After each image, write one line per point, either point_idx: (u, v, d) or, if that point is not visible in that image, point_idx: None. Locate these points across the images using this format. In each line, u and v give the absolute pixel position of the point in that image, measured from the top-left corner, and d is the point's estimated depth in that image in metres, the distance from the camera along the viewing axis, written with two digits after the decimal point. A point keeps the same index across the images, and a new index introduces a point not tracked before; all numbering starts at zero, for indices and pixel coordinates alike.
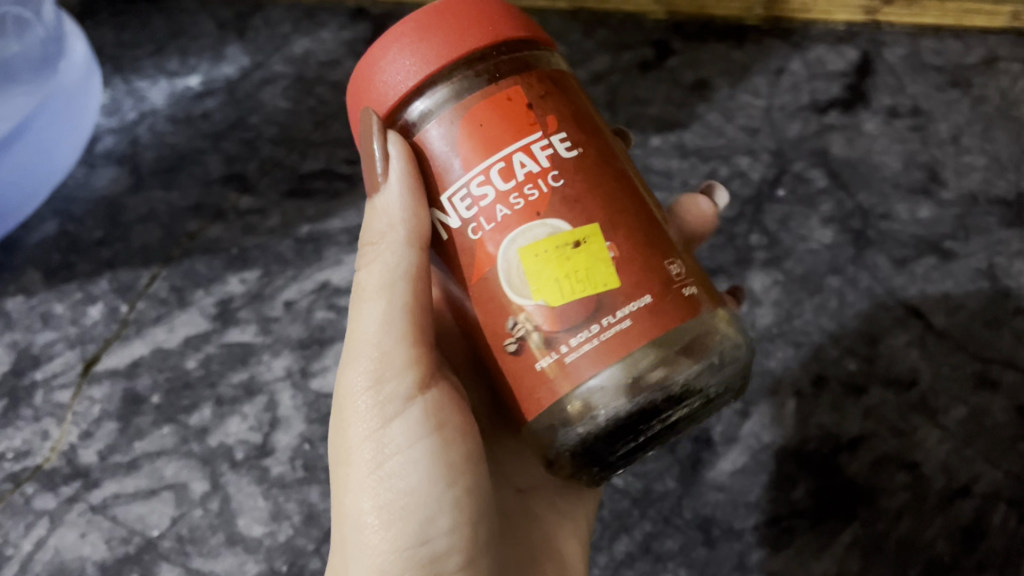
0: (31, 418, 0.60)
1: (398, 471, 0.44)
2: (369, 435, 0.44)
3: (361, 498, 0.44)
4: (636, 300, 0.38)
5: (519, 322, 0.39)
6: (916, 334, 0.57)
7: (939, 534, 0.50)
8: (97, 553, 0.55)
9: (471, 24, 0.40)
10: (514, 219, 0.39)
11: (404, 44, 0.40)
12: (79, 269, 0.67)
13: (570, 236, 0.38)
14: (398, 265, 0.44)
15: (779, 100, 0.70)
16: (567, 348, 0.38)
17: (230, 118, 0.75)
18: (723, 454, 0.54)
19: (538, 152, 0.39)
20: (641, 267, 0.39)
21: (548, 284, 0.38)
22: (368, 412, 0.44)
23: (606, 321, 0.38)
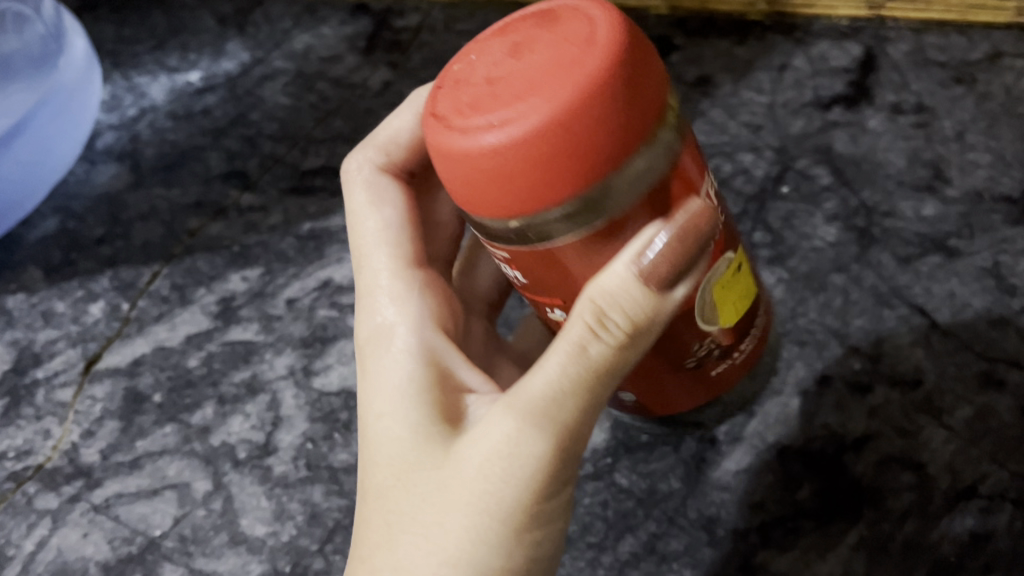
0: (32, 416, 0.60)
1: (532, 547, 0.39)
2: (529, 507, 0.38)
3: (485, 562, 0.38)
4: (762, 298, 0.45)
5: (704, 344, 0.42)
6: (920, 333, 0.57)
7: (945, 535, 0.49)
8: (99, 553, 0.54)
9: (632, 110, 0.31)
10: (715, 261, 0.38)
11: (585, 133, 0.30)
12: (79, 266, 0.67)
13: (737, 259, 0.40)
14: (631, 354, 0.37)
15: (783, 96, 0.70)
16: (736, 351, 0.44)
17: (231, 114, 0.74)
18: (729, 454, 0.55)
19: (709, 188, 0.38)
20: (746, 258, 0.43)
21: (731, 306, 0.40)
22: (542, 482, 0.38)
23: (754, 319, 0.44)
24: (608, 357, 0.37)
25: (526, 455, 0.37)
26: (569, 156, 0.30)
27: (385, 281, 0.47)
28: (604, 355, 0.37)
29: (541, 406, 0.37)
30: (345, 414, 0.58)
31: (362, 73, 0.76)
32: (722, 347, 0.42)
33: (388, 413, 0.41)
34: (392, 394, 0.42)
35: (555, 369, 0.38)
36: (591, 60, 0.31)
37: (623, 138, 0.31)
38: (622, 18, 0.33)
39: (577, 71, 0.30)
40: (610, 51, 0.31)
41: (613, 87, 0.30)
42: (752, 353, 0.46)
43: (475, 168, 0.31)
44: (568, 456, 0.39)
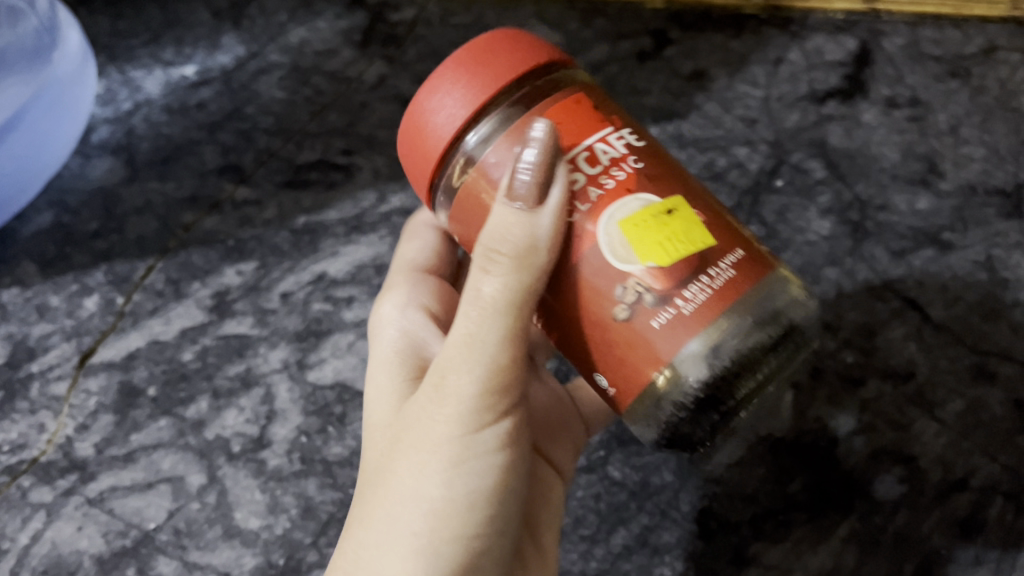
0: (27, 410, 0.60)
1: (475, 479, 0.41)
2: (462, 436, 0.41)
3: (427, 493, 0.41)
4: (730, 254, 0.40)
5: (629, 288, 0.38)
6: (913, 327, 0.57)
7: (935, 527, 0.50)
8: (94, 546, 0.54)
9: (507, 60, 0.42)
10: (614, 195, 0.40)
11: (454, 84, 0.42)
12: (74, 260, 0.67)
13: (662, 206, 0.40)
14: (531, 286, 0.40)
15: (778, 90, 0.70)
16: (681, 302, 0.38)
17: (226, 109, 0.74)
18: (719, 447, 0.54)
19: (615, 141, 0.41)
20: (716, 226, 0.41)
21: (653, 244, 0.38)
22: (467, 411, 0.41)
23: (711, 273, 0.39)
24: (508, 284, 0.41)
25: (448, 388, 0.42)
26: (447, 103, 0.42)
27: (395, 280, 0.57)
28: (504, 284, 0.41)
29: (458, 345, 0.42)
30: (339, 408, 0.58)
31: (358, 67, 0.76)
32: (660, 295, 0.38)
33: (372, 395, 0.50)
34: (376, 371, 0.51)
35: (468, 315, 0.42)
36: (479, 43, 0.43)
37: (488, 83, 0.41)
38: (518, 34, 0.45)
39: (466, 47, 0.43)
40: (493, 40, 0.43)
41: (481, 53, 0.42)
42: (712, 307, 0.38)
43: (419, 132, 0.43)
44: (494, 386, 0.41)
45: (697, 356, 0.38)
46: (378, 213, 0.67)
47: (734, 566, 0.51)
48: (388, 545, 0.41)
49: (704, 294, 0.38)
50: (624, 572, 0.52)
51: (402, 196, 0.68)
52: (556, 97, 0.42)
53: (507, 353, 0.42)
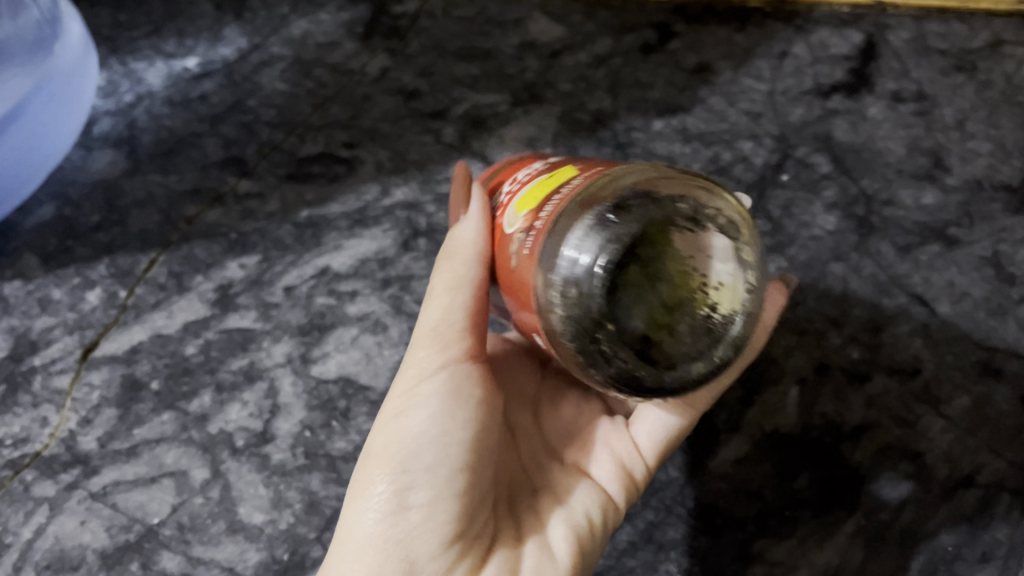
0: (29, 404, 0.60)
1: (410, 422, 0.43)
2: (403, 392, 0.45)
3: (373, 444, 0.44)
4: (589, 172, 0.39)
5: (518, 241, 0.40)
6: (920, 322, 0.57)
7: (941, 524, 0.50)
8: (97, 541, 0.54)
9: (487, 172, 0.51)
10: (516, 189, 0.43)
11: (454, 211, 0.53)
12: (76, 254, 0.66)
13: (546, 175, 0.42)
14: (461, 268, 0.45)
15: (783, 84, 0.70)
16: (541, 221, 0.38)
17: (228, 101, 0.74)
18: (725, 442, 0.54)
19: (534, 166, 0.45)
20: (600, 167, 0.40)
21: (529, 200, 0.41)
22: (411, 372, 0.45)
23: (562, 191, 0.38)
24: (444, 275, 0.46)
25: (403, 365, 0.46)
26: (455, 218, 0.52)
27: None
28: (443, 276, 0.46)
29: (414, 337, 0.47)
30: (343, 403, 0.58)
31: (361, 59, 0.75)
32: (528, 229, 0.39)
33: None
34: None
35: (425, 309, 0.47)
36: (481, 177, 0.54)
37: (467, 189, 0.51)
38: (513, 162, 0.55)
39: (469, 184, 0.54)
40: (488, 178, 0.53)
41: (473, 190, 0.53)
42: (552, 211, 0.37)
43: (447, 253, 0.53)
44: (430, 346, 0.45)
45: (552, 253, 0.36)
46: (381, 206, 0.67)
47: (739, 562, 0.51)
48: (348, 497, 0.44)
49: (561, 202, 0.38)
50: (630, 568, 0.51)
51: (405, 190, 0.68)
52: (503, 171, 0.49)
53: (443, 320, 0.45)
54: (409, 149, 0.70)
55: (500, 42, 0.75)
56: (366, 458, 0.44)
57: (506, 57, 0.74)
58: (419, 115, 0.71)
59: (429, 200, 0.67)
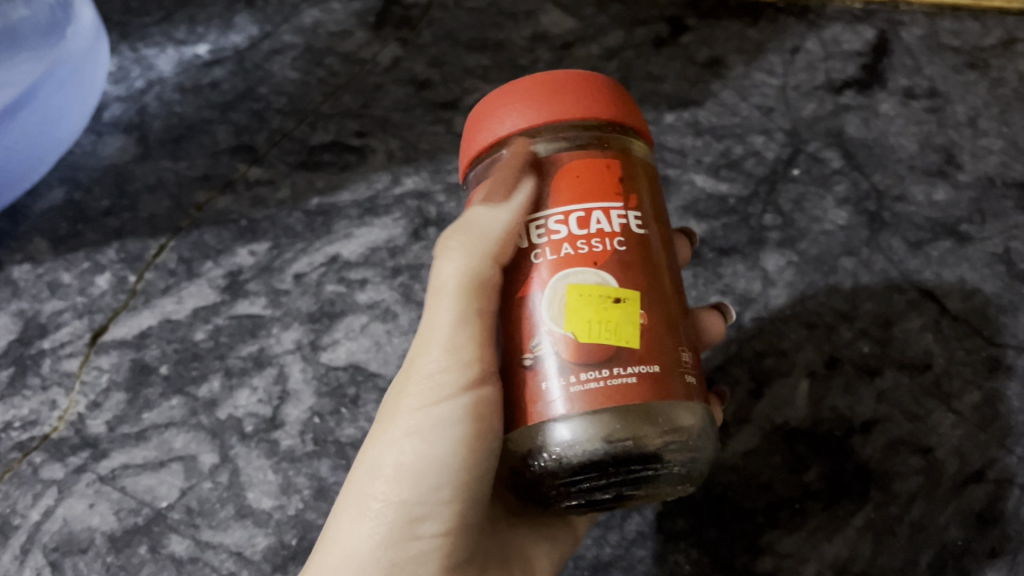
0: (38, 386, 0.60)
1: (427, 447, 0.42)
2: (418, 407, 0.42)
3: (382, 458, 0.42)
4: (645, 365, 0.37)
5: (544, 342, 0.38)
6: (931, 318, 0.57)
7: (952, 518, 0.50)
8: (106, 524, 0.54)
9: (576, 102, 0.42)
10: (575, 260, 0.39)
11: (513, 101, 0.42)
12: (86, 238, 0.66)
13: (612, 291, 0.38)
14: (472, 279, 0.42)
15: (795, 79, 0.70)
16: (572, 378, 0.37)
17: (239, 88, 0.74)
18: (735, 434, 0.54)
19: (615, 215, 0.40)
20: (659, 338, 0.38)
21: (581, 317, 0.38)
22: (429, 386, 0.43)
23: (614, 370, 0.37)
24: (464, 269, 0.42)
25: (415, 369, 0.43)
26: (511, 102, 0.42)
27: None
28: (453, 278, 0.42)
29: (426, 332, 0.44)
30: (352, 390, 0.58)
31: (373, 49, 0.75)
32: (564, 364, 0.37)
33: None
34: None
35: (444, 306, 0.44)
36: (562, 75, 0.43)
37: (546, 110, 0.41)
38: (603, 79, 0.44)
39: (552, 75, 0.43)
40: (570, 80, 0.43)
41: (544, 87, 0.42)
42: (595, 399, 0.37)
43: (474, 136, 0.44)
44: (449, 364, 0.42)
45: (558, 425, 0.37)
46: (392, 195, 0.67)
47: (748, 554, 0.51)
48: (347, 508, 0.43)
49: (605, 388, 0.37)
50: (640, 558, 0.52)
51: (416, 179, 0.67)
52: (582, 146, 0.41)
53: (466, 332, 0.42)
54: (420, 138, 0.69)
55: (512, 33, 0.75)
56: (373, 472, 0.42)
57: (517, 48, 0.74)
58: (430, 105, 0.71)
59: (439, 189, 0.67)
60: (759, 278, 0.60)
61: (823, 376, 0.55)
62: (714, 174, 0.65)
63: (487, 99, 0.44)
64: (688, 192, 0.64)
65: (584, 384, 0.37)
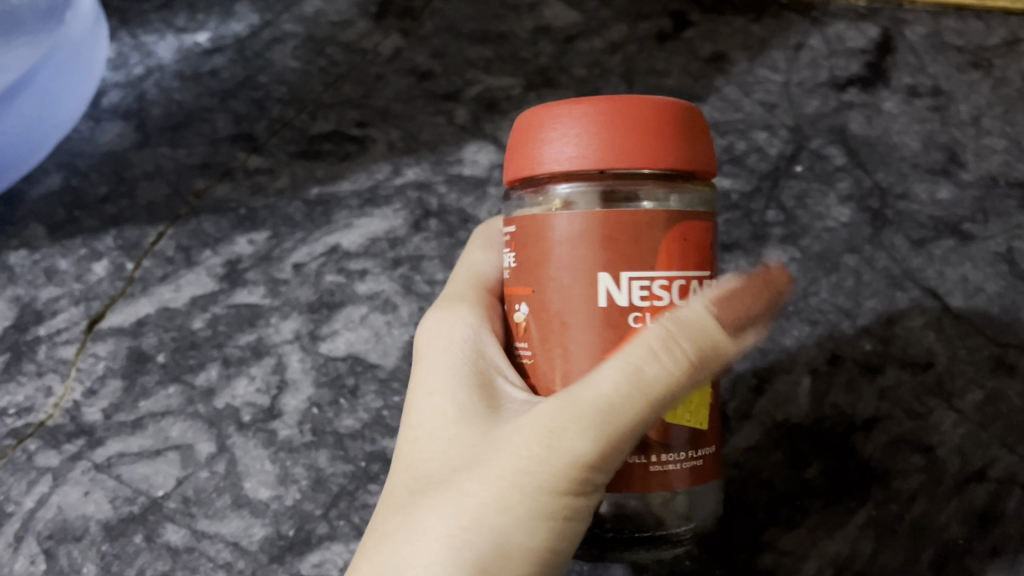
0: (34, 373, 0.60)
1: (551, 537, 0.38)
2: (557, 495, 0.37)
3: (499, 533, 0.37)
4: (706, 447, 0.42)
5: None
6: (933, 315, 0.56)
7: (952, 516, 0.52)
8: (100, 512, 0.57)
9: (671, 145, 0.40)
10: None
11: (601, 129, 0.40)
12: (83, 225, 0.66)
13: None
14: (668, 384, 0.37)
15: (798, 76, 0.67)
16: (653, 456, 0.40)
17: (238, 76, 0.71)
18: (736, 430, 0.55)
19: (702, 286, 0.42)
20: (712, 413, 0.43)
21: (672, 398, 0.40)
22: (574, 474, 0.37)
23: (688, 452, 0.41)
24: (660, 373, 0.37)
25: (563, 448, 0.37)
26: (606, 131, 0.40)
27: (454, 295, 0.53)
28: (645, 367, 0.37)
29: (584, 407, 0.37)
30: (351, 380, 0.60)
31: (374, 39, 0.72)
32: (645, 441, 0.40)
33: None
34: None
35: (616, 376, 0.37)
36: (654, 103, 0.41)
37: (648, 148, 0.40)
38: (684, 106, 0.42)
39: (649, 104, 0.40)
40: (662, 109, 0.41)
41: (651, 124, 0.40)
42: (669, 478, 0.41)
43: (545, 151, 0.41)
44: (608, 460, 0.38)
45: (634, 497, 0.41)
46: (393, 185, 0.66)
47: (748, 550, 0.53)
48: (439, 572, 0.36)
49: (668, 470, 0.41)
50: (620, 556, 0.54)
51: (417, 170, 0.67)
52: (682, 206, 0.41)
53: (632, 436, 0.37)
54: (422, 129, 0.68)
55: (514, 24, 0.71)
56: (495, 540, 0.37)
57: (519, 40, 0.71)
58: (432, 96, 0.69)
59: (441, 180, 0.66)
60: None
61: (822, 370, 0.55)
62: (717, 169, 0.64)
63: (564, 110, 0.41)
64: None
65: (668, 463, 0.41)
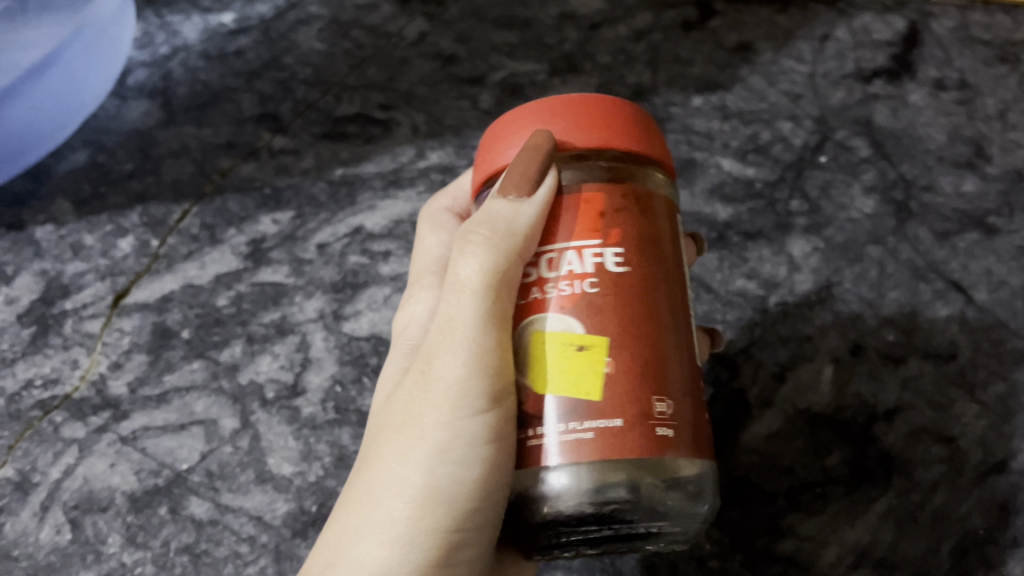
0: (60, 346, 0.61)
1: (459, 467, 0.38)
2: (446, 423, 0.38)
3: (407, 478, 0.38)
4: (606, 421, 0.34)
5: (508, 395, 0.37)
6: (957, 307, 0.57)
7: (973, 507, 0.50)
8: (126, 484, 0.56)
9: (580, 132, 0.40)
10: (542, 305, 0.37)
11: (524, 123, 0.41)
12: (110, 201, 0.66)
13: (578, 338, 0.36)
14: (492, 273, 0.38)
15: (823, 67, 0.68)
16: (532, 432, 0.36)
17: (264, 58, 0.73)
18: (758, 417, 0.55)
19: (587, 255, 0.37)
20: (629, 391, 0.35)
21: (547, 368, 0.36)
22: (453, 397, 0.38)
23: (571, 425, 0.35)
24: (486, 269, 0.38)
25: (437, 377, 0.39)
26: (522, 125, 0.41)
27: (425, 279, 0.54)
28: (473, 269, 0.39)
29: (445, 333, 0.39)
30: (374, 360, 0.59)
31: (399, 23, 0.74)
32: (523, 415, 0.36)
33: None
34: None
35: (458, 299, 0.39)
36: (578, 100, 0.41)
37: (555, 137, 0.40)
38: (622, 105, 0.42)
39: (570, 101, 0.41)
40: (583, 105, 0.41)
41: (571, 112, 0.40)
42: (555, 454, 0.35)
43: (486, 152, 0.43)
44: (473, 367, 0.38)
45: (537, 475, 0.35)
46: (417, 168, 0.66)
47: (769, 535, 0.52)
48: (368, 534, 0.38)
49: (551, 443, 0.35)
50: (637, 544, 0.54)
51: (441, 154, 0.66)
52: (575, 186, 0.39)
53: (495, 338, 0.38)
54: (446, 113, 0.68)
55: (540, 11, 0.74)
56: (396, 486, 0.39)
57: (544, 27, 0.73)
58: (457, 81, 0.70)
59: (464, 164, 0.66)
60: (784, 263, 0.60)
61: (843, 361, 0.56)
62: (741, 158, 0.64)
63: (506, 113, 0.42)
64: (715, 174, 0.64)
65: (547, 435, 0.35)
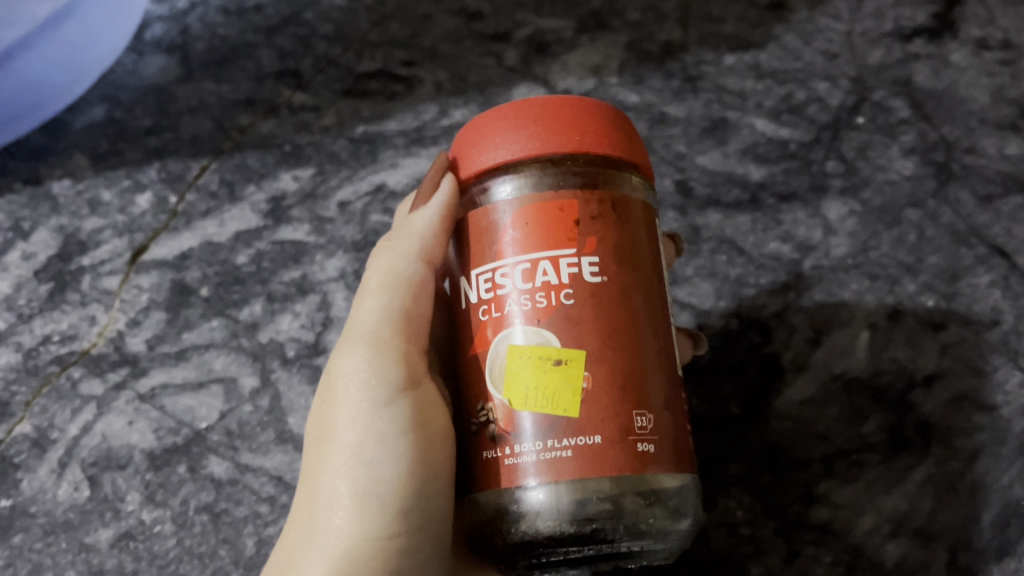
0: (77, 302, 0.60)
1: (379, 462, 0.41)
2: (353, 422, 0.42)
3: (333, 486, 0.41)
4: (585, 436, 0.36)
5: (484, 409, 0.38)
6: (999, 274, 0.55)
7: (1016, 477, 0.49)
8: (144, 442, 0.55)
9: (554, 133, 0.39)
10: (519, 318, 0.37)
11: (498, 126, 0.40)
12: (127, 156, 0.65)
13: (554, 352, 0.37)
14: (399, 274, 0.43)
15: (861, 25, 0.65)
16: (509, 449, 0.37)
17: (283, 13, 0.70)
18: (792, 382, 0.54)
19: (564, 266, 0.37)
20: (606, 408, 0.36)
21: (521, 384, 0.37)
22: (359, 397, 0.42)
23: (549, 443, 0.36)
24: (382, 267, 0.44)
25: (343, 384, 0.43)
26: (490, 131, 0.40)
27: None
28: (376, 272, 0.44)
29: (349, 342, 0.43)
30: None
31: None
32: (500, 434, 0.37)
33: None
34: None
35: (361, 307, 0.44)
36: (552, 103, 0.40)
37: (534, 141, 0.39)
38: (595, 104, 0.41)
39: (545, 103, 0.40)
40: (555, 105, 0.40)
41: (547, 116, 0.40)
42: (539, 471, 0.36)
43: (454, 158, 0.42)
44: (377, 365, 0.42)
45: (517, 493, 0.36)
46: (440, 125, 0.64)
47: (803, 502, 0.51)
48: (314, 550, 0.41)
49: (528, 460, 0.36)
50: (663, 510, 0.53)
51: (465, 111, 0.64)
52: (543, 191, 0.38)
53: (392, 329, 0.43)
54: (470, 70, 0.66)
55: None
56: (327, 498, 0.41)
57: None
58: (481, 37, 0.68)
59: None
60: (820, 226, 0.58)
61: (881, 326, 0.54)
62: (775, 118, 0.62)
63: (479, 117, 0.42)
64: (749, 135, 0.62)
65: (523, 452, 0.36)
